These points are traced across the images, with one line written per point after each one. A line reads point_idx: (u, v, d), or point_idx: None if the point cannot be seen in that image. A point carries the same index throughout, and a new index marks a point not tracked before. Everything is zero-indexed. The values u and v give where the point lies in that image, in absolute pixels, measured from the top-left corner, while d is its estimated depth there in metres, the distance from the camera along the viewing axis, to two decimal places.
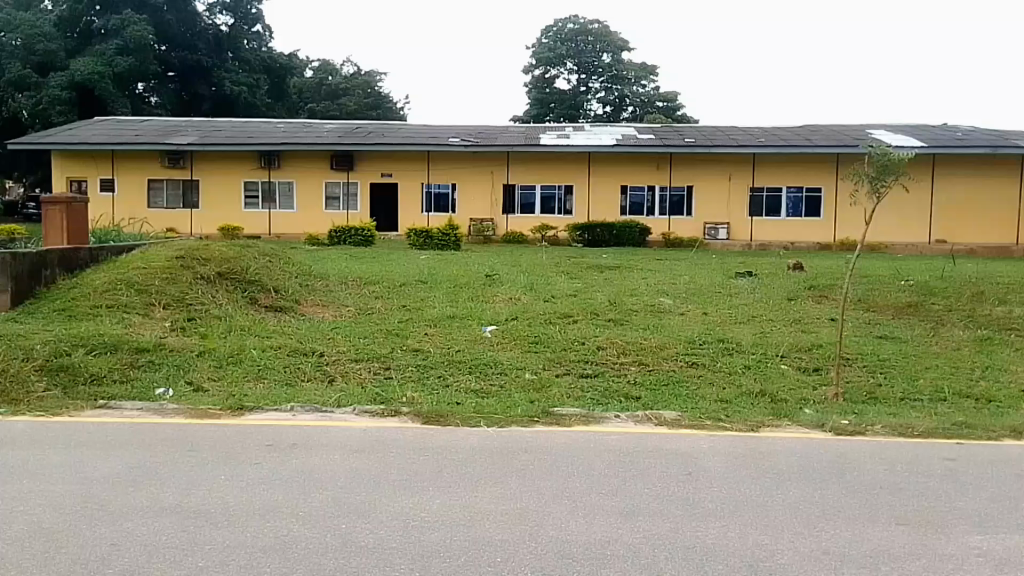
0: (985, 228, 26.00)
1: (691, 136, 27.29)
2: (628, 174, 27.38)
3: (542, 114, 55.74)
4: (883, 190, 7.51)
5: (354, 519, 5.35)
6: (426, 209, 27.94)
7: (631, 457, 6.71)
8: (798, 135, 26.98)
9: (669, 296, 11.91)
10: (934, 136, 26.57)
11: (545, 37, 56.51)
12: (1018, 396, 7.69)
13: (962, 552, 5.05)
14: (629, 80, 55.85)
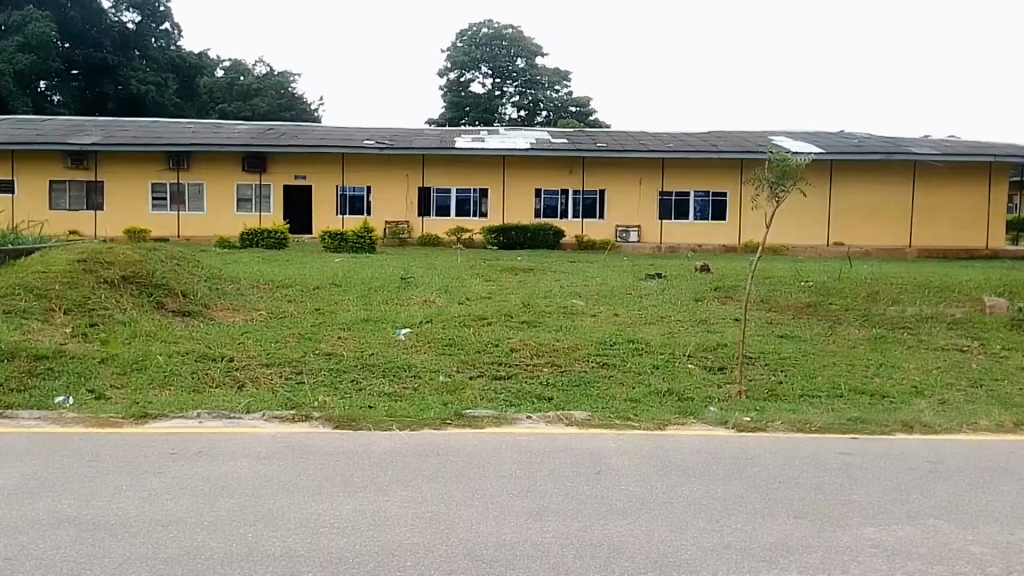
0: (879, 233, 27.07)
1: (603, 141, 27.69)
2: (541, 177, 27.67)
3: (456, 118, 55.86)
4: (781, 195, 7.78)
5: (262, 527, 5.26)
6: (341, 211, 27.75)
7: (541, 458, 6.76)
8: (703, 140, 27.76)
9: (581, 297, 12.09)
10: (833, 142, 27.64)
11: (460, 41, 56.72)
12: (908, 391, 8.07)
13: (856, 543, 5.25)
14: (544, 85, 56.25)
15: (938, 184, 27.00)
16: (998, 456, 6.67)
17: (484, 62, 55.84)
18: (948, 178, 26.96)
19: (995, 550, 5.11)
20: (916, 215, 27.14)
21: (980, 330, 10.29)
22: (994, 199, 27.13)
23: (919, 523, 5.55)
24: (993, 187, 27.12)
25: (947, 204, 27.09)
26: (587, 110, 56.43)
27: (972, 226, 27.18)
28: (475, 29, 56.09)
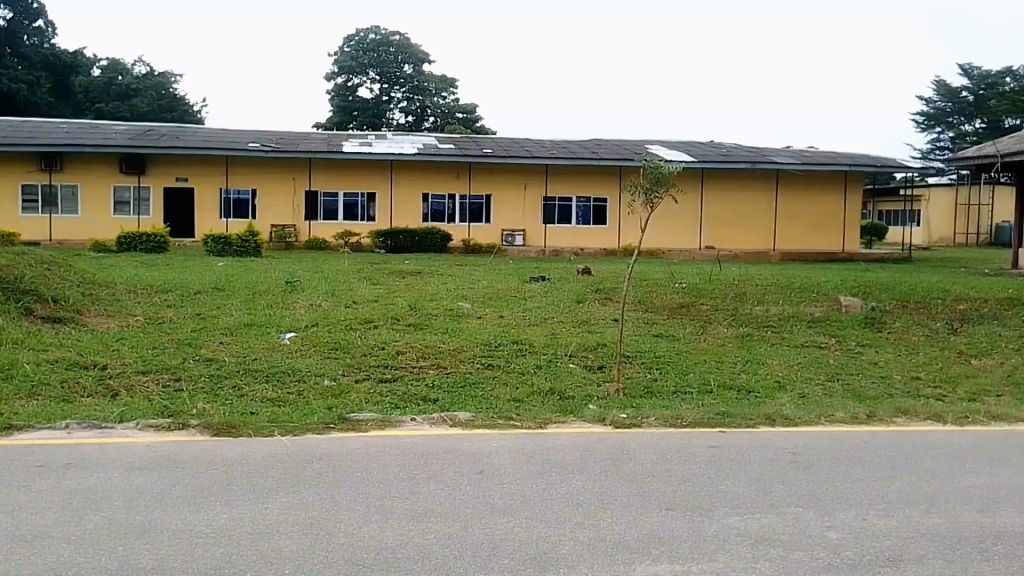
0: (745, 238, 28.42)
1: (489, 147, 28.09)
2: (428, 181, 27.87)
3: (343, 121, 55.62)
4: (656, 201, 8.32)
5: (136, 540, 5.05)
6: (225, 215, 27.28)
7: (424, 458, 6.73)
8: (584, 148, 28.58)
9: (468, 301, 12.48)
10: (702, 151, 28.90)
11: (347, 45, 56.22)
12: (771, 385, 8.65)
13: (724, 532, 5.43)
14: (431, 92, 56.39)
15: (799, 193, 28.53)
16: (853, 446, 7.10)
17: (372, 67, 55.68)
18: (808, 187, 28.52)
19: (851, 534, 5.39)
20: (780, 222, 28.56)
21: (834, 327, 11.21)
22: (849, 207, 28.81)
23: (782, 511, 5.81)
24: (850, 196, 28.79)
25: (807, 212, 28.62)
26: (473, 117, 57.00)
27: (830, 232, 28.76)
28: (362, 34, 55.69)
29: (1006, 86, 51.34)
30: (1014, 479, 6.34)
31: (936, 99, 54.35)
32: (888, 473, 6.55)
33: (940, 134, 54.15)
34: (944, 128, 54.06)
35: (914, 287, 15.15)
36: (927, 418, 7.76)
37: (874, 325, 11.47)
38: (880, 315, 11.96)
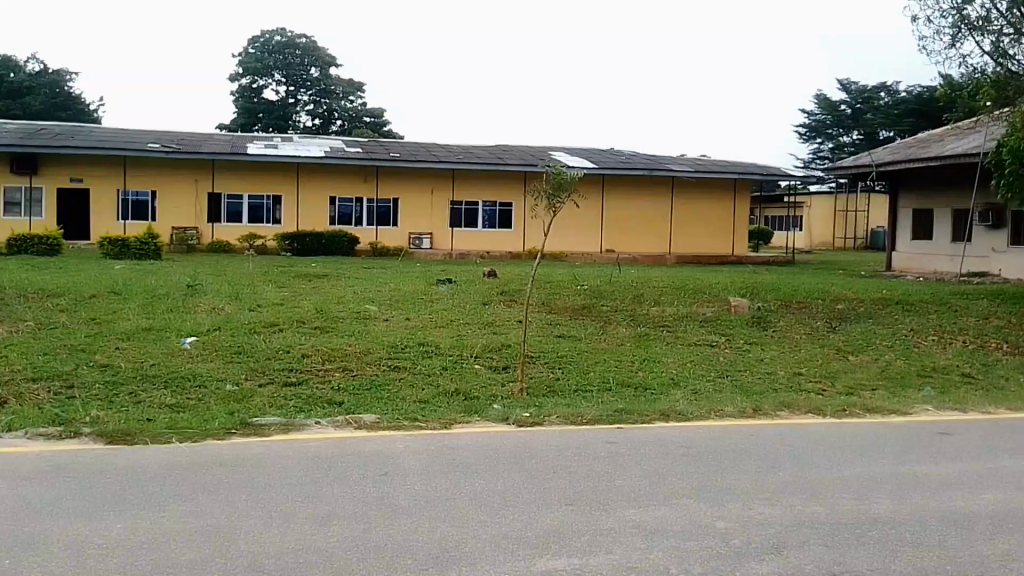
0: (644, 241, 29.33)
1: (396, 151, 28.08)
2: (335, 185, 27.66)
3: (248, 124, 54.64)
4: (558, 206, 8.56)
5: (14, 555, 4.63)
6: (123, 216, 26.43)
7: (327, 461, 6.45)
8: (490, 153, 28.92)
9: (375, 303, 12.84)
10: (603, 158, 29.72)
11: (251, 46, 55.10)
12: (667, 381, 9.23)
13: (620, 524, 5.23)
14: (337, 95, 56.03)
15: (695, 198, 29.60)
16: (751, 442, 7.28)
17: (277, 69, 54.87)
18: (703, 192, 29.62)
19: (738, 523, 5.29)
20: (675, 226, 29.54)
21: (726, 326, 12.10)
22: (739, 213, 29.93)
23: (675, 503, 5.69)
24: (740, 201, 29.92)
25: (702, 215, 29.70)
26: (382, 121, 56.97)
27: (721, 236, 29.85)
28: (267, 35, 54.72)
29: (879, 99, 52.52)
30: (901, 467, 6.60)
31: (818, 112, 55.63)
32: (779, 465, 6.65)
33: (821, 143, 55.69)
34: (824, 139, 55.60)
35: (794, 287, 16.17)
36: (810, 411, 8.29)
37: (760, 323, 12.41)
38: (766, 315, 12.90)
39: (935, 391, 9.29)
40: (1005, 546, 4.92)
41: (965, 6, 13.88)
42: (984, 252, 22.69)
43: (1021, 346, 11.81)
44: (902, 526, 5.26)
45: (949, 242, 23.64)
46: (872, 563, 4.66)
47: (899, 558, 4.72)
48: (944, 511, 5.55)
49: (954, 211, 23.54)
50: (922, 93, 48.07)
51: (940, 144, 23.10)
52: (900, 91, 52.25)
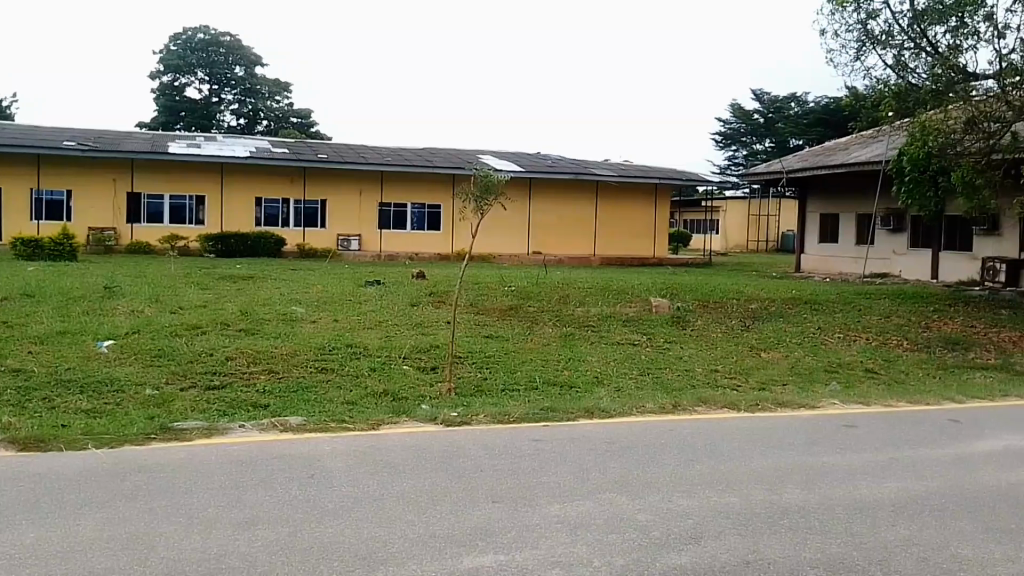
0: (569, 243, 29.84)
1: (324, 152, 27.74)
2: (261, 185, 27.12)
3: (170, 122, 52.99)
4: (486, 208, 8.70)
5: None
6: (36, 216, 25.32)
7: (251, 465, 6.39)
8: (420, 155, 28.88)
9: (301, 305, 12.72)
10: (532, 162, 30.08)
11: (172, 43, 53.45)
12: (590, 380, 9.51)
13: (545, 521, 5.33)
14: (263, 94, 54.90)
15: (618, 201, 30.26)
16: (670, 438, 7.55)
17: (200, 67, 53.39)
18: (626, 195, 30.32)
19: (658, 516, 5.46)
20: (600, 228, 30.14)
21: (647, 325, 12.49)
22: (660, 215, 30.73)
23: (598, 497, 5.86)
24: (661, 204, 30.71)
25: (625, 218, 30.40)
26: (309, 122, 56.13)
27: (644, 238, 30.61)
28: (189, 33, 53.18)
29: (790, 109, 54.48)
30: (810, 459, 6.97)
31: (732, 120, 57.17)
32: (696, 458, 6.93)
33: (736, 151, 57.38)
34: (739, 147, 57.23)
35: (712, 289, 16.78)
36: (724, 406, 8.68)
37: (680, 323, 12.86)
38: (686, 315, 13.37)
39: (841, 385, 9.87)
40: (905, 530, 5.24)
41: (869, 21, 14.68)
42: (884, 254, 24.00)
43: (918, 343, 12.59)
44: (810, 514, 5.53)
45: (853, 244, 24.91)
46: (782, 549, 4.89)
47: (805, 543, 5.00)
48: (848, 499, 5.88)
49: (858, 215, 24.81)
50: (829, 104, 50.38)
51: (846, 152, 24.33)
52: (808, 102, 54.19)
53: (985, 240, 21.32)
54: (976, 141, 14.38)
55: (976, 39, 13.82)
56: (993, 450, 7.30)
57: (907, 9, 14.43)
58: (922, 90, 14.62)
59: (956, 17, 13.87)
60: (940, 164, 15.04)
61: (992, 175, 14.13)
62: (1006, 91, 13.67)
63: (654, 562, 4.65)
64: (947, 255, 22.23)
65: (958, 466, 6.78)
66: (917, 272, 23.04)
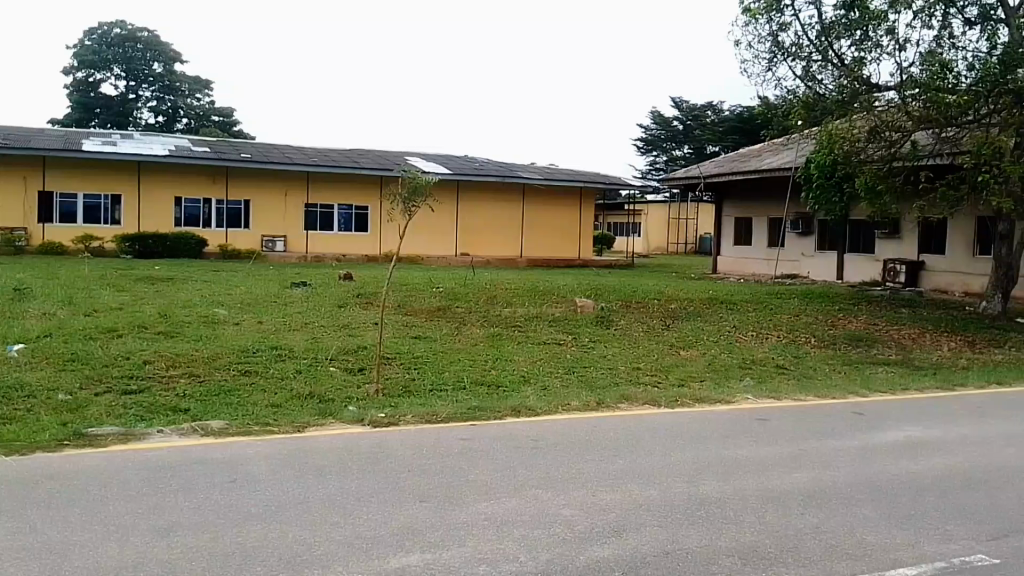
0: (496, 245, 30.01)
1: (247, 152, 27.09)
2: (180, 184, 26.26)
3: (83, 119, 50.73)
4: (413, 210, 8.75)
5: None
6: None
7: (172, 470, 6.24)
8: (346, 156, 28.54)
9: (224, 306, 12.45)
10: (459, 164, 30.15)
11: (86, 38, 51.16)
12: (517, 379, 9.67)
13: (471, 519, 5.42)
14: (183, 92, 53.14)
15: (544, 204, 30.62)
16: (594, 434, 7.76)
17: (116, 63, 51.26)
18: (552, 198, 30.71)
19: (581, 511, 5.63)
20: (526, 231, 30.46)
21: (572, 325, 12.77)
22: (585, 217, 31.22)
23: (525, 494, 5.99)
24: (586, 207, 31.21)
25: (551, 221, 30.78)
26: (231, 121, 54.66)
27: (569, 240, 31.08)
28: (104, 28, 51.01)
29: (707, 117, 56.24)
30: (726, 452, 7.29)
31: (653, 126, 58.71)
32: (618, 453, 7.16)
33: (657, 156, 58.92)
34: (659, 152, 58.81)
35: (636, 289, 17.27)
36: (646, 402, 8.99)
37: (604, 323, 13.19)
38: (609, 315, 13.72)
39: (754, 381, 10.35)
40: (813, 518, 5.57)
41: (780, 33, 15.39)
42: (794, 256, 25.13)
43: (826, 340, 13.29)
44: (725, 506, 5.80)
45: (766, 247, 25.98)
46: (700, 538, 5.13)
47: (721, 533, 5.24)
48: (760, 490, 6.18)
49: (770, 219, 25.88)
50: (743, 112, 52.33)
51: (760, 159, 25.38)
52: (723, 110, 56.13)
53: (886, 242, 22.55)
54: (878, 149, 15.29)
55: (878, 52, 14.68)
56: (892, 441, 7.79)
57: (816, 23, 15.22)
58: (829, 99, 15.48)
59: (860, 31, 14.69)
60: (846, 170, 15.91)
61: (892, 181, 14.95)
62: (905, 102, 14.52)
63: (577, 556, 4.81)
64: (851, 257, 23.45)
65: (859, 457, 7.22)
66: (824, 273, 24.21)
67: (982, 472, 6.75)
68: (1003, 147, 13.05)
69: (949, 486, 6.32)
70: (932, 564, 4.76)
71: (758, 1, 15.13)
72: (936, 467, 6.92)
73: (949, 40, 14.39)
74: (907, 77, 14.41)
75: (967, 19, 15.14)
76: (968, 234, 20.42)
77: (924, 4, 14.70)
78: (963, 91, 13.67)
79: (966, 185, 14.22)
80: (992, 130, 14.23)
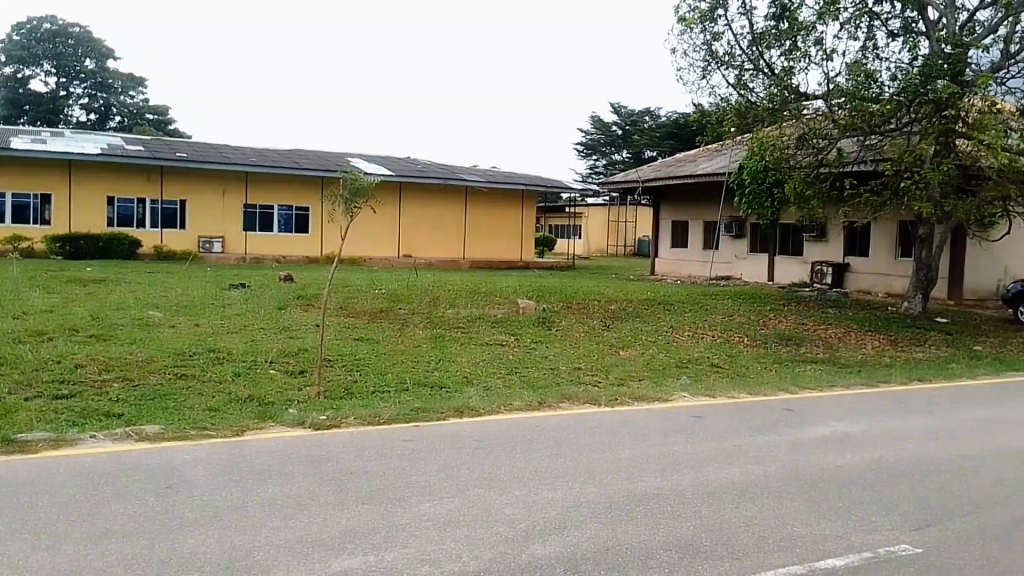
0: (438, 246, 29.97)
1: (182, 151, 26.39)
2: (112, 183, 25.41)
3: (9, 116, 48.62)
4: (355, 211, 8.72)
5: None
6: None
7: (107, 477, 6.08)
8: (285, 157, 28.09)
9: (160, 308, 12.16)
10: (400, 165, 29.99)
11: (13, 32, 49.07)
12: (460, 380, 9.75)
13: (414, 519, 5.47)
14: (116, 90, 51.43)
15: (486, 205, 30.71)
16: (536, 434, 7.88)
17: (46, 59, 49.34)
18: (494, 199, 30.82)
19: (523, 509, 5.74)
20: (468, 232, 30.50)
21: (514, 326, 12.90)
22: (526, 219, 31.45)
23: (467, 494, 6.06)
24: (527, 209, 31.47)
25: (493, 222, 30.91)
26: (167, 120, 53.19)
27: (511, 241, 31.26)
28: (34, 22, 49.00)
29: (644, 122, 57.39)
30: (662, 449, 7.51)
31: (592, 131, 59.62)
32: (558, 452, 7.30)
33: (596, 160, 59.83)
34: (599, 156, 59.72)
35: (578, 290, 17.55)
36: (587, 401, 9.18)
37: (545, 323, 13.37)
38: (551, 315, 13.91)
39: (690, 379, 10.68)
40: (746, 511, 5.80)
41: (714, 42, 15.87)
42: (728, 258, 25.89)
43: (758, 339, 13.78)
44: (662, 501, 5.98)
45: (701, 249, 26.69)
46: (638, 534, 5.29)
47: (657, 528, 5.41)
48: (697, 485, 6.41)
49: (705, 222, 26.61)
50: (678, 118, 53.56)
51: (695, 164, 26.02)
52: (660, 116, 57.34)
53: (815, 245, 23.43)
54: (807, 156, 15.92)
55: (807, 62, 15.25)
56: (819, 435, 8.17)
57: (748, 33, 15.76)
58: (760, 107, 16.04)
59: (790, 41, 15.26)
60: (776, 175, 16.49)
61: (819, 187, 15.51)
62: (832, 110, 15.12)
63: (519, 554, 4.91)
64: (782, 259, 24.28)
65: (789, 451, 7.53)
66: (756, 274, 25.02)
67: (902, 465, 7.14)
68: (923, 154, 13.73)
69: (870, 479, 6.66)
70: (857, 553, 5.02)
71: (693, 11, 15.58)
72: (861, 460, 7.27)
73: (873, 52, 15.11)
74: (834, 86, 15.06)
75: (890, 31, 15.90)
76: (890, 238, 21.40)
77: (849, 17, 15.37)
78: (886, 99, 14.18)
79: (888, 191, 14.83)
80: (912, 138, 14.90)
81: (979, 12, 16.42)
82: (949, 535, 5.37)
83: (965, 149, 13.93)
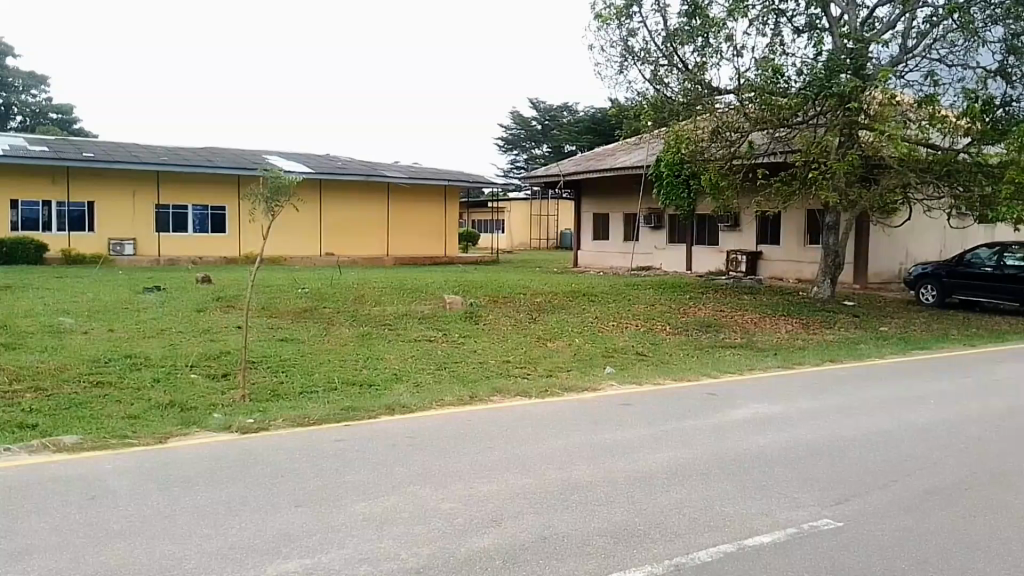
0: (361, 244, 29.57)
1: (89, 151, 25.23)
2: (14, 185, 24.10)
3: None
4: (276, 210, 8.56)
5: None
6: None
7: (21, 491, 5.80)
8: (199, 156, 27.16)
9: (71, 314, 11.65)
10: (320, 163, 29.45)
11: None
12: (389, 377, 9.71)
13: (349, 520, 5.44)
14: (15, 87, 48.52)
15: (409, 201, 30.50)
16: (468, 428, 7.92)
17: None
18: (416, 196, 30.66)
19: (460, 503, 5.81)
20: (391, 229, 30.20)
21: (441, 322, 12.92)
22: (449, 215, 31.41)
23: (402, 491, 6.08)
24: (449, 206, 31.42)
25: (416, 219, 30.76)
26: (72, 120, 50.81)
27: (435, 237, 31.18)
28: None
29: (562, 117, 58.07)
30: (591, 437, 7.69)
31: (514, 126, 60.17)
32: (492, 444, 7.40)
33: (517, 156, 60.31)
34: (519, 151, 60.21)
35: (502, 284, 17.75)
36: (517, 394, 9.31)
37: (471, 317, 13.45)
38: (477, 310, 14.01)
39: (615, 368, 10.94)
40: (677, 494, 6.03)
41: (630, 38, 16.25)
42: (648, 250, 26.52)
43: (679, 327, 14.23)
44: (596, 488, 6.16)
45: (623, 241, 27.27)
46: (574, 522, 5.42)
47: (590, 517, 5.53)
48: (628, 472, 6.60)
49: (625, 215, 27.19)
50: (597, 113, 54.39)
51: (613, 157, 26.51)
52: (579, 111, 58.15)
53: (728, 234, 24.25)
54: (719, 149, 16.53)
55: (718, 57, 15.80)
56: (741, 418, 8.50)
57: (662, 29, 16.22)
58: (675, 101, 16.60)
59: (701, 38, 15.78)
60: (691, 168, 17.10)
61: (732, 178, 16.25)
62: (743, 104, 15.77)
63: (457, 548, 4.97)
64: (698, 250, 25.04)
65: (712, 435, 7.80)
66: (675, 264, 25.69)
67: (818, 444, 7.49)
68: (828, 146, 14.46)
69: (789, 460, 6.95)
70: (783, 530, 5.28)
71: (609, 8, 15.90)
72: (782, 440, 7.64)
73: (780, 47, 15.78)
74: (745, 80, 15.65)
75: (796, 27, 16.62)
76: (799, 226, 22.37)
77: (757, 13, 15.99)
78: (793, 93, 14.81)
79: (797, 181, 15.56)
80: (819, 129, 15.62)
81: (877, 9, 17.31)
82: (865, 509, 5.69)
83: (867, 139, 14.74)
